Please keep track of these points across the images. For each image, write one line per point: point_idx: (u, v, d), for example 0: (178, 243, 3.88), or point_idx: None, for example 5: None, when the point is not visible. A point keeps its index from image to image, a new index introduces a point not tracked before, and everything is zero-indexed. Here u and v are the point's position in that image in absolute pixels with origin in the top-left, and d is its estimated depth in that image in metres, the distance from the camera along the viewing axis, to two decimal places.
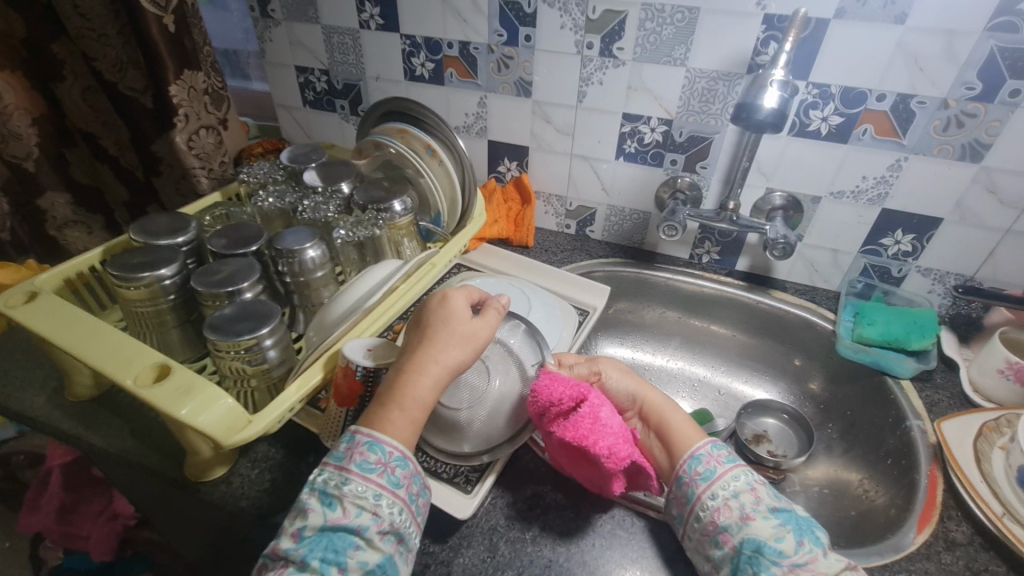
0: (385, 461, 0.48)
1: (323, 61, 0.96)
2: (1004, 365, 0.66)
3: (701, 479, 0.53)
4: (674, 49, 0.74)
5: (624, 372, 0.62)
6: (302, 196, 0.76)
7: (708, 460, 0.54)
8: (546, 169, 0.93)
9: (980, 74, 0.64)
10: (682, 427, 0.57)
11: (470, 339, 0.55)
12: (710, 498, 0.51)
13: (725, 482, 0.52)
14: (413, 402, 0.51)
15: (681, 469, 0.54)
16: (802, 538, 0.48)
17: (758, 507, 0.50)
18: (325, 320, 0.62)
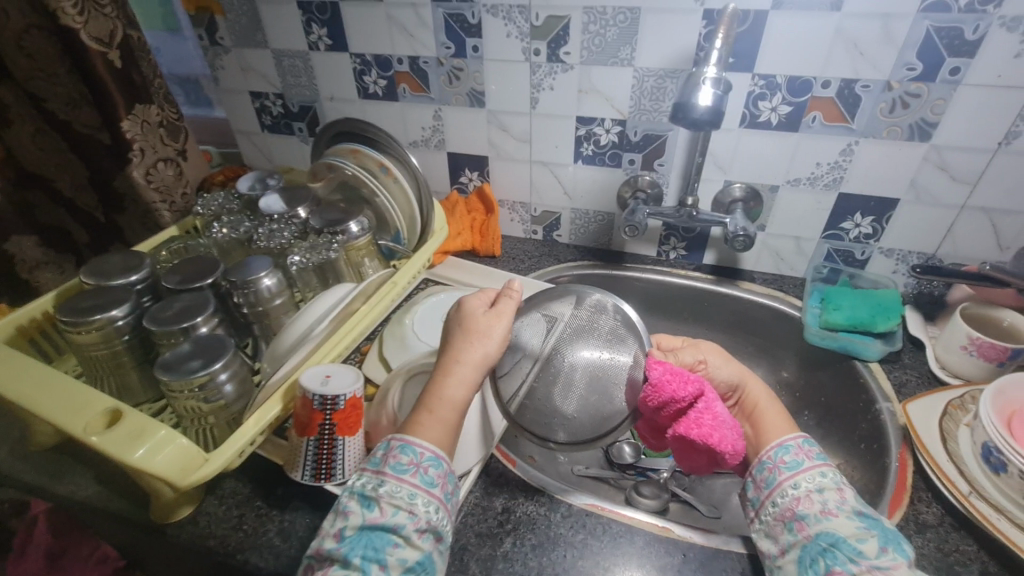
0: (417, 461, 0.49)
1: (276, 86, 0.96)
2: (966, 342, 0.66)
3: (784, 468, 0.52)
4: (620, 49, 0.74)
5: (721, 359, 0.63)
6: (258, 224, 0.77)
7: (797, 452, 0.54)
8: (508, 177, 0.93)
9: (920, 55, 0.64)
10: (773, 416, 0.59)
11: (486, 332, 0.56)
12: (791, 486, 0.51)
13: (811, 476, 0.51)
14: (438, 400, 0.52)
15: (766, 455, 0.55)
16: (887, 546, 0.45)
17: (842, 505, 0.48)
18: (278, 351, 0.61)
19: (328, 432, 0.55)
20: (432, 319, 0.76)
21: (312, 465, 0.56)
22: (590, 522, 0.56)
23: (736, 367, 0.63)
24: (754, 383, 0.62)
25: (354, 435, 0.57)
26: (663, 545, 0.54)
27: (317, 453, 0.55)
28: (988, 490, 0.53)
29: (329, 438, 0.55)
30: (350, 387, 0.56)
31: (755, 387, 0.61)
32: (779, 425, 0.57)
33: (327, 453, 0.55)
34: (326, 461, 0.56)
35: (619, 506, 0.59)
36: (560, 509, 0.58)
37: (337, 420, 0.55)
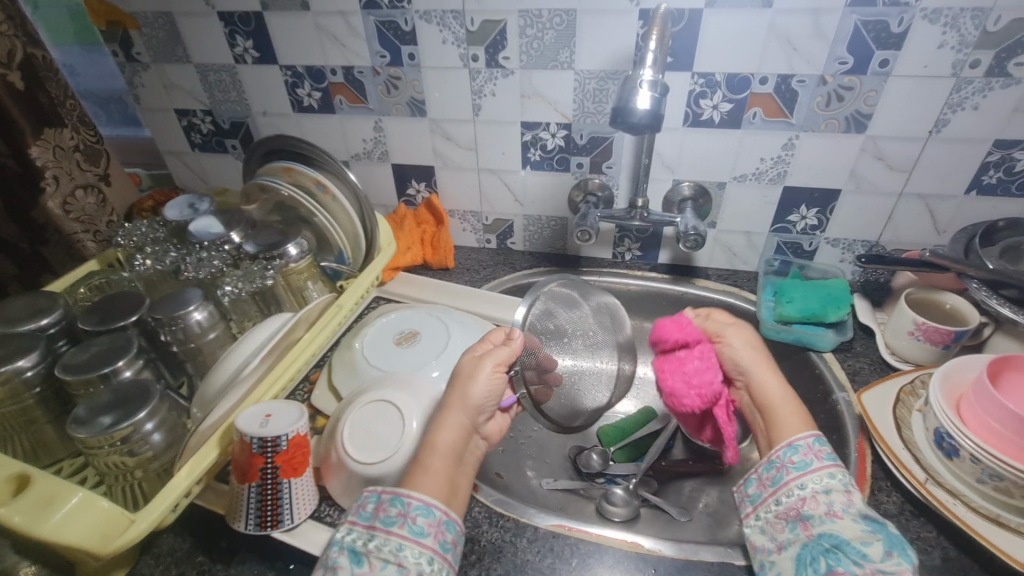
0: (406, 512, 0.47)
1: (203, 102, 0.90)
2: (913, 327, 0.67)
3: (792, 468, 0.52)
4: (559, 52, 0.73)
5: (742, 344, 0.61)
6: (186, 253, 0.72)
7: (806, 452, 0.52)
8: (456, 187, 0.90)
9: (850, 48, 0.65)
10: (788, 413, 0.56)
11: (469, 378, 0.57)
12: (798, 486, 0.51)
13: (818, 477, 0.50)
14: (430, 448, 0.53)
15: (774, 455, 0.54)
16: (891, 549, 0.44)
17: (848, 509, 0.47)
18: (209, 394, 0.56)
19: (271, 475, 0.51)
20: (382, 339, 0.72)
21: (256, 514, 0.52)
22: (559, 543, 0.55)
23: (756, 347, 0.61)
24: (771, 372, 0.59)
25: (300, 476, 0.53)
26: (634, 560, 0.53)
27: (260, 500, 0.51)
28: (944, 476, 0.54)
29: (272, 482, 0.51)
30: (293, 426, 0.52)
31: (770, 376, 0.59)
32: (795, 423, 0.55)
33: (272, 499, 0.52)
34: (271, 508, 0.52)
35: (587, 524, 0.57)
36: (526, 532, 0.56)
37: (280, 463, 0.51)
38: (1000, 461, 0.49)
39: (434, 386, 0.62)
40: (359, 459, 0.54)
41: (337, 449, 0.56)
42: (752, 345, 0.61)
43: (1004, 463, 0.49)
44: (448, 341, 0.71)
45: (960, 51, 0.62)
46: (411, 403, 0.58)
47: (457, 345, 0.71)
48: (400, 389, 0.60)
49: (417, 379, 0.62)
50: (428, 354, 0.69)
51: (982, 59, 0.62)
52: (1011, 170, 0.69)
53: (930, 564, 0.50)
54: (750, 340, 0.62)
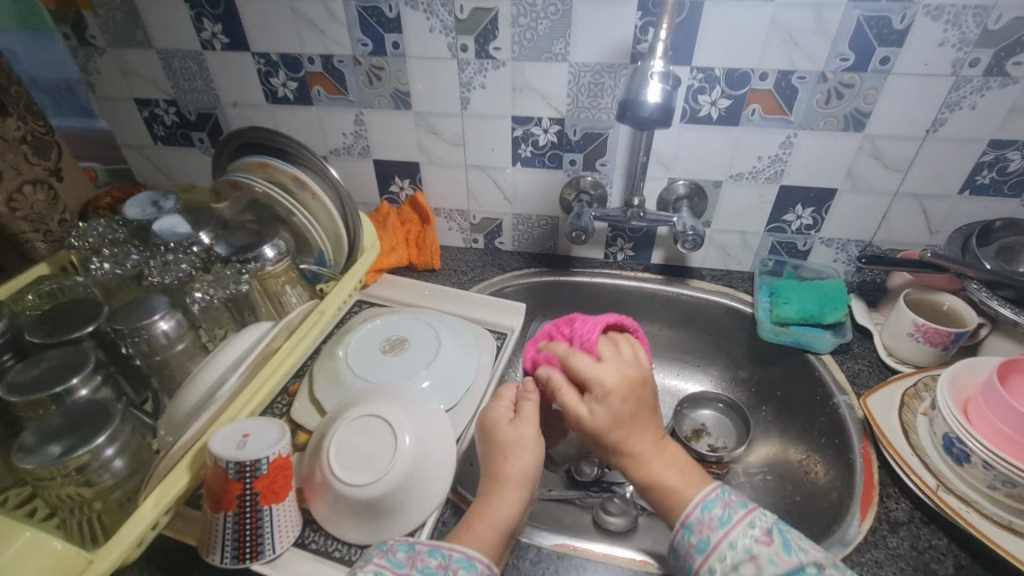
0: (447, 564, 0.44)
1: (166, 91, 0.83)
2: (913, 328, 0.66)
3: (697, 552, 0.46)
4: (553, 44, 0.69)
5: (621, 398, 0.52)
6: (150, 255, 0.67)
7: (701, 527, 0.46)
8: (442, 184, 0.86)
9: (852, 45, 0.63)
10: (678, 484, 0.50)
11: (517, 446, 0.53)
12: (709, 572, 0.44)
13: (721, 554, 0.44)
14: (482, 516, 0.49)
15: (676, 541, 0.48)
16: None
17: None
18: (176, 417, 0.50)
19: (250, 503, 0.46)
20: (368, 347, 0.67)
21: (233, 544, 0.47)
22: (565, 564, 0.52)
23: (627, 410, 0.52)
24: (647, 431, 0.53)
25: (282, 501, 0.48)
26: None
27: (238, 530, 0.47)
28: (954, 482, 0.54)
29: (252, 510, 0.46)
30: (273, 447, 0.47)
31: (641, 440, 0.52)
32: (688, 484, 0.50)
33: (251, 527, 0.47)
34: (251, 537, 0.47)
35: (592, 542, 0.55)
36: (529, 553, 0.53)
37: (260, 488, 0.46)
38: (1012, 466, 0.49)
39: (426, 398, 0.58)
40: (348, 481, 0.50)
41: (322, 468, 0.52)
42: (620, 408, 0.52)
43: (1017, 469, 0.49)
44: (439, 349, 0.67)
45: (960, 49, 0.62)
46: (404, 418, 0.54)
47: (448, 352, 0.67)
48: (390, 403, 0.55)
49: (408, 391, 0.58)
50: (419, 363, 0.65)
51: (981, 58, 0.62)
52: (1004, 170, 0.69)
53: (943, 573, 0.50)
54: (617, 408, 0.52)
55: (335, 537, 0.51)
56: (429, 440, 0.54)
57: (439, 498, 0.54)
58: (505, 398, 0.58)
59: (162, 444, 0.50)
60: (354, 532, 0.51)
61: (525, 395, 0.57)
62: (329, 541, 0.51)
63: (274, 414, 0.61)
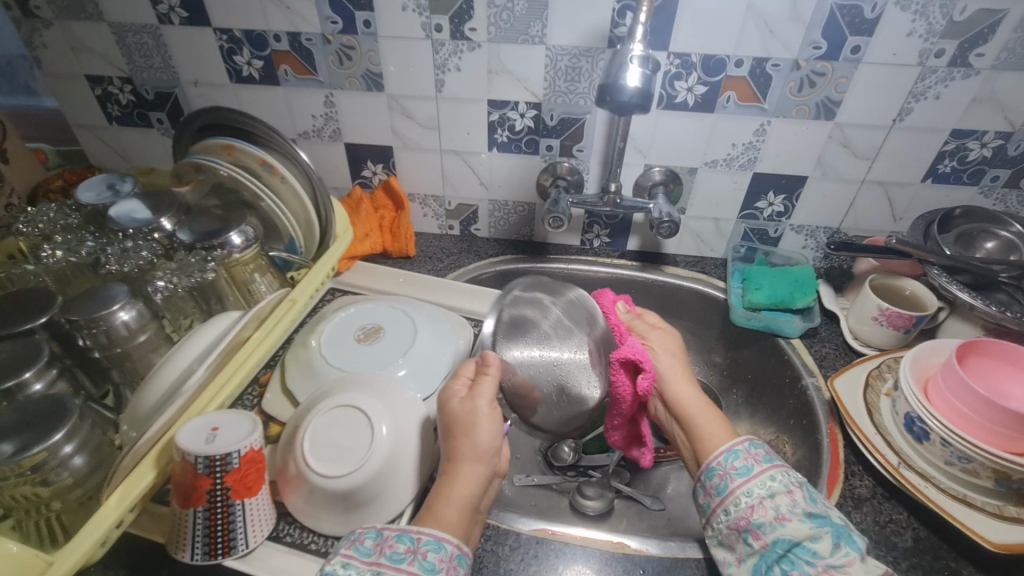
0: (415, 548, 0.45)
1: (121, 68, 0.78)
2: (877, 313, 0.69)
3: (737, 475, 0.52)
4: (530, 25, 0.68)
5: (676, 339, 0.66)
6: (107, 242, 0.63)
7: (745, 456, 0.53)
8: (417, 169, 0.84)
9: (824, 33, 0.64)
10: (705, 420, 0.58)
11: (468, 422, 0.52)
12: (744, 494, 0.51)
13: (762, 481, 0.51)
14: (444, 495, 0.49)
15: (715, 462, 0.54)
16: (839, 541, 0.46)
17: (794, 509, 0.48)
18: (138, 412, 0.48)
19: (221, 498, 0.45)
20: (341, 336, 0.65)
21: (204, 541, 0.45)
22: (543, 549, 0.52)
23: (683, 352, 0.66)
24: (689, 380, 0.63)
25: (255, 495, 0.47)
26: (620, 562, 0.51)
27: (210, 527, 0.45)
28: (913, 459, 0.56)
29: (223, 504, 0.45)
30: (244, 440, 0.46)
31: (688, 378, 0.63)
32: (721, 428, 0.57)
33: (223, 522, 0.46)
34: (222, 532, 0.46)
35: (569, 526, 0.55)
36: (507, 539, 0.53)
37: (231, 483, 0.45)
38: (965, 442, 0.51)
39: (403, 387, 0.57)
40: (324, 472, 0.49)
41: (295, 459, 0.50)
42: (679, 345, 0.66)
43: (969, 445, 0.51)
44: (416, 336, 0.66)
45: (927, 40, 0.63)
46: (381, 407, 0.53)
47: (425, 340, 0.66)
48: (367, 392, 0.54)
49: (385, 380, 0.57)
50: (394, 351, 0.64)
51: (947, 49, 0.63)
52: (964, 159, 0.72)
53: (902, 545, 0.52)
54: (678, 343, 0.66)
55: (311, 529, 0.50)
56: (407, 429, 0.54)
57: (417, 487, 0.53)
58: (464, 375, 0.57)
59: (126, 440, 0.48)
60: (331, 526, 0.50)
61: (482, 371, 0.56)
62: (304, 534, 0.50)
63: (244, 406, 0.59)
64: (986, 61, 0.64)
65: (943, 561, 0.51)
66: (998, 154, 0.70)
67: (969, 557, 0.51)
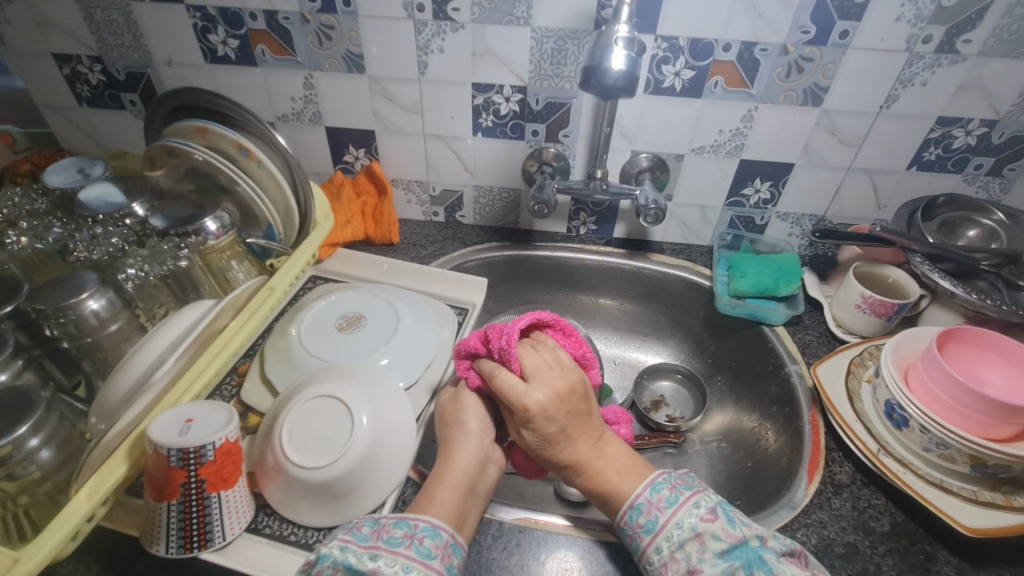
0: (412, 533, 0.44)
1: (90, 46, 0.75)
2: (860, 300, 0.69)
3: (644, 532, 0.47)
4: (515, 6, 0.66)
5: (556, 404, 0.50)
6: (75, 229, 0.62)
7: (648, 508, 0.48)
8: (400, 154, 0.82)
9: (814, 17, 0.63)
10: (616, 476, 0.51)
11: (458, 413, 0.54)
12: (655, 551, 0.46)
13: (668, 532, 0.46)
14: (439, 477, 0.50)
15: (622, 520, 0.49)
16: (751, 571, 0.43)
17: (704, 555, 0.45)
18: (108, 404, 0.47)
19: (196, 490, 0.44)
20: (323, 324, 0.64)
21: (180, 534, 0.45)
22: (525, 537, 0.52)
23: (561, 413, 0.50)
24: (579, 438, 0.51)
25: (232, 487, 0.46)
26: (603, 550, 0.52)
27: (185, 519, 0.44)
28: (893, 445, 0.57)
29: (198, 497, 0.44)
30: (219, 432, 0.45)
31: (577, 434, 0.51)
32: (626, 479, 0.51)
33: (199, 515, 0.45)
34: (198, 525, 0.45)
35: (552, 514, 0.55)
36: (490, 528, 0.53)
37: (206, 476, 0.44)
38: (943, 428, 0.52)
39: (385, 376, 0.56)
40: (303, 464, 0.48)
41: (274, 451, 0.50)
42: (554, 415, 0.49)
43: (947, 430, 0.52)
44: (398, 325, 0.65)
45: (915, 25, 0.62)
46: (361, 398, 0.52)
47: (407, 329, 0.65)
48: (348, 382, 0.54)
49: (366, 370, 0.56)
50: (376, 340, 0.63)
51: (934, 34, 0.63)
52: (948, 147, 0.72)
53: (880, 530, 0.53)
54: (547, 412, 0.49)
55: (290, 521, 0.50)
56: (389, 418, 0.53)
57: (400, 477, 0.52)
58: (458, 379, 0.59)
59: (96, 432, 0.47)
60: (311, 518, 0.49)
61: None
62: (284, 525, 0.50)
63: (222, 396, 0.58)
64: (973, 47, 0.63)
65: (920, 546, 0.52)
66: (983, 141, 0.71)
67: (944, 541, 0.52)
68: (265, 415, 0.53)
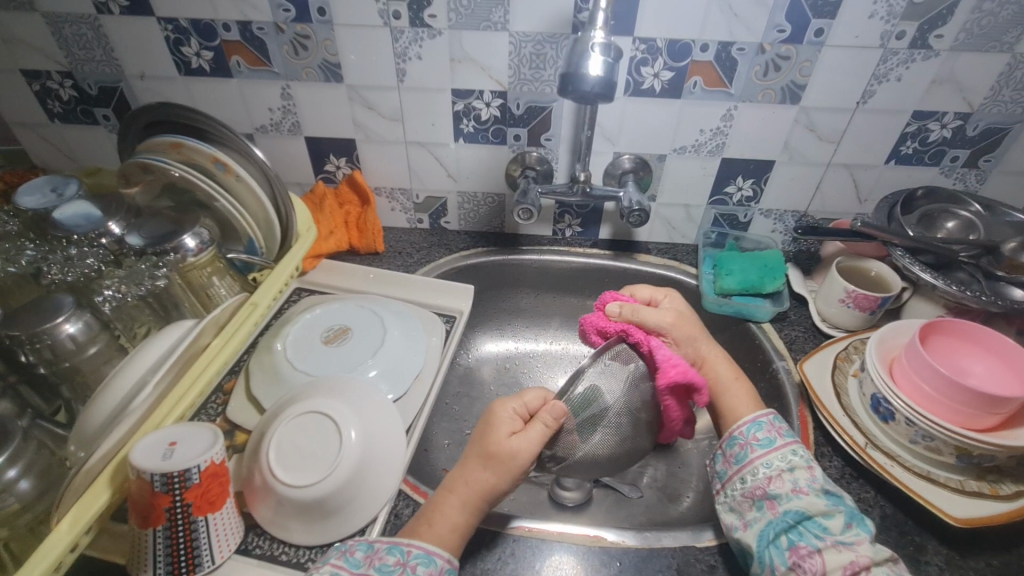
0: (404, 561, 0.45)
1: (59, 62, 0.73)
2: (844, 295, 0.70)
3: (758, 446, 0.52)
4: (492, 11, 0.66)
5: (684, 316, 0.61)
6: (49, 250, 0.60)
7: (769, 428, 0.53)
8: (382, 162, 0.81)
9: (788, 16, 0.64)
10: (739, 393, 0.57)
11: (506, 460, 0.49)
12: (763, 465, 0.51)
13: (783, 454, 0.51)
14: (440, 515, 0.48)
15: (738, 430, 0.54)
16: (851, 521, 0.46)
17: (812, 484, 0.49)
18: (86, 432, 0.46)
19: (181, 515, 0.43)
20: (308, 338, 0.64)
21: (166, 562, 0.44)
22: (520, 546, 0.52)
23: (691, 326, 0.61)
24: (711, 350, 0.60)
25: (218, 509, 0.45)
26: (597, 555, 0.51)
27: (172, 545, 0.44)
28: (879, 438, 0.57)
29: (184, 522, 0.43)
30: (203, 455, 0.44)
31: (714, 353, 0.60)
32: (745, 402, 0.57)
33: (185, 540, 0.44)
34: (185, 550, 0.44)
35: (546, 522, 0.55)
36: (484, 539, 0.52)
37: (192, 500, 0.43)
38: (928, 419, 0.53)
39: (372, 389, 0.56)
40: (291, 482, 0.47)
41: (261, 470, 0.49)
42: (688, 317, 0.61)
43: (932, 422, 0.52)
44: (385, 336, 0.64)
45: (888, 21, 0.63)
46: (348, 412, 0.52)
47: (394, 340, 0.65)
48: (334, 397, 0.53)
49: (353, 383, 0.55)
50: (363, 353, 0.62)
51: (907, 30, 0.63)
52: (925, 140, 0.73)
53: (869, 523, 0.53)
54: (683, 324, 0.60)
55: (281, 540, 0.49)
56: (377, 432, 0.52)
57: (391, 492, 0.52)
58: (526, 406, 0.53)
59: (75, 460, 0.46)
60: (302, 537, 0.48)
61: (544, 416, 0.51)
62: (274, 545, 0.49)
63: (207, 415, 0.57)
64: (945, 42, 0.64)
65: (909, 537, 0.52)
66: (957, 134, 0.72)
67: (932, 532, 0.53)
68: (253, 432, 0.52)
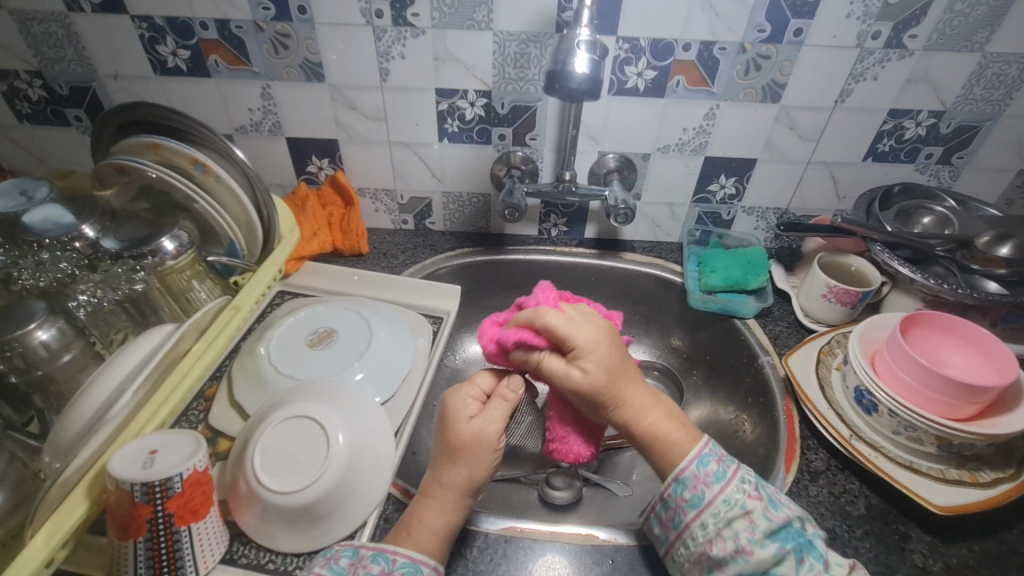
0: (390, 570, 0.44)
1: (27, 60, 0.71)
2: (826, 291, 0.71)
3: (688, 507, 0.47)
4: (475, 10, 0.65)
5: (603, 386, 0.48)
6: (19, 254, 0.58)
7: (694, 484, 0.47)
8: (365, 162, 0.80)
9: (768, 15, 0.64)
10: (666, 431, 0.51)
11: (473, 441, 0.49)
12: (699, 527, 0.46)
13: (715, 509, 0.46)
14: (421, 521, 0.47)
15: (665, 493, 0.48)
16: (802, 556, 0.44)
17: (753, 535, 0.45)
18: (61, 443, 0.44)
19: (163, 526, 0.42)
20: (293, 342, 0.62)
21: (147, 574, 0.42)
22: (512, 547, 0.51)
23: (614, 361, 0.49)
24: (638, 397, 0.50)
25: (202, 518, 0.44)
26: (590, 554, 0.51)
27: (152, 558, 0.42)
28: (863, 430, 0.59)
29: (166, 532, 0.42)
30: (186, 461, 0.43)
31: (633, 406, 0.50)
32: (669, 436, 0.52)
33: (168, 549, 0.42)
34: (166, 560, 0.43)
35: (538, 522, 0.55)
36: (476, 541, 0.52)
37: (173, 509, 0.42)
38: (911, 412, 0.54)
39: (359, 392, 0.55)
40: (277, 490, 0.46)
41: (246, 477, 0.48)
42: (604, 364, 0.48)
43: (916, 414, 0.53)
44: (371, 338, 0.64)
45: (865, 21, 0.64)
46: (336, 416, 0.51)
47: (381, 342, 0.64)
48: (321, 402, 0.52)
49: (339, 386, 0.55)
50: (348, 355, 0.61)
51: (883, 30, 0.65)
52: (901, 138, 0.74)
53: (856, 513, 0.54)
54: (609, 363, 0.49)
55: (267, 548, 0.48)
56: (366, 436, 0.51)
57: (381, 493, 0.51)
58: (481, 389, 0.53)
59: (50, 472, 0.44)
60: (287, 542, 0.47)
61: (500, 394, 0.51)
62: (261, 553, 0.48)
63: (189, 422, 0.56)
64: (918, 42, 0.66)
65: (894, 526, 0.53)
66: (932, 132, 0.73)
67: (920, 522, 0.53)
68: (238, 439, 0.51)
